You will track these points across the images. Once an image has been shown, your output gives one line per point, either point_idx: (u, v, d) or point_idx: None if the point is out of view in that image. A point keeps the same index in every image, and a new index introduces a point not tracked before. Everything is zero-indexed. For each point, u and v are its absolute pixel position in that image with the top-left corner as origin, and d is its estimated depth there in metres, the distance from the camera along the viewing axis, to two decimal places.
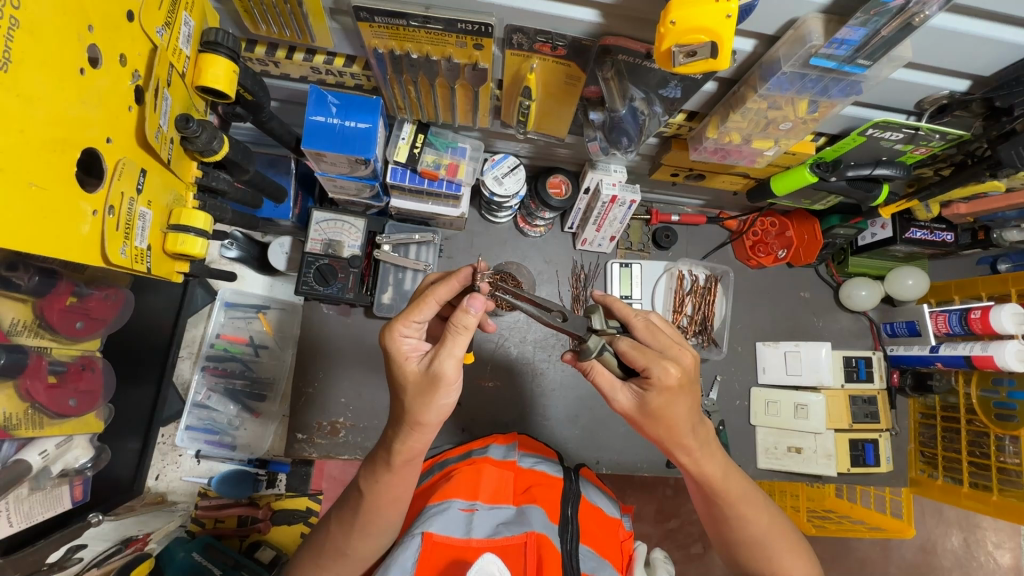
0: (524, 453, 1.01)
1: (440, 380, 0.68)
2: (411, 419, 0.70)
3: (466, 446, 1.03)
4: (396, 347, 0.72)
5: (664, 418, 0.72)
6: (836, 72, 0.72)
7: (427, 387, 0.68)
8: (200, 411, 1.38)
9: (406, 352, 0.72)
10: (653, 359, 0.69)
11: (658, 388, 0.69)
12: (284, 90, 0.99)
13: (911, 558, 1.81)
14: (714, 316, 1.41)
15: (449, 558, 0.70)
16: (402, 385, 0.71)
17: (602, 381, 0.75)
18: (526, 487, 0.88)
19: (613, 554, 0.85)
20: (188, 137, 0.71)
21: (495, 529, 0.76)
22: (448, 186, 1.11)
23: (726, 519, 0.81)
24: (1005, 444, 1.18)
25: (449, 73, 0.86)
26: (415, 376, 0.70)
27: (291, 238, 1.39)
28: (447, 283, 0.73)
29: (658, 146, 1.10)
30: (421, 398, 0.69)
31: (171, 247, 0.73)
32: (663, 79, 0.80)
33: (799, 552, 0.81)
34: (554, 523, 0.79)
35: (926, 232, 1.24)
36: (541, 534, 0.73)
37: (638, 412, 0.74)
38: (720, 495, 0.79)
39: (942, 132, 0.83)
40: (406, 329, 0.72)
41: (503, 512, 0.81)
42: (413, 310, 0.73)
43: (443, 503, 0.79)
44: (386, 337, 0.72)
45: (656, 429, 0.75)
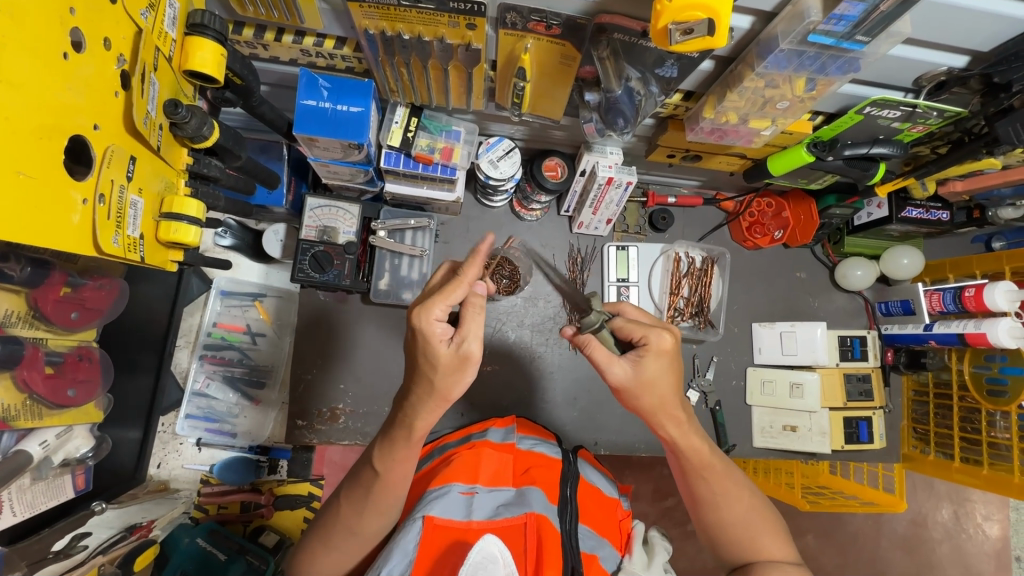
0: (522, 436, 1.02)
1: (471, 362, 0.68)
2: (439, 396, 0.70)
3: (466, 430, 1.04)
4: (428, 330, 0.67)
5: (656, 389, 0.73)
6: (835, 48, 0.71)
7: (458, 367, 0.68)
8: (199, 400, 1.41)
9: (439, 337, 0.67)
10: (651, 329, 0.74)
11: (655, 354, 0.73)
12: (274, 74, 0.97)
13: (902, 530, 1.86)
14: (711, 298, 1.40)
15: (450, 541, 0.71)
16: (428, 364, 0.68)
17: (598, 354, 0.74)
18: (525, 470, 0.89)
19: (612, 533, 0.87)
20: (177, 123, 0.69)
21: (495, 510, 0.77)
22: (442, 170, 1.10)
23: (709, 498, 0.82)
24: (997, 420, 1.21)
25: (441, 54, 0.84)
26: (446, 359, 0.67)
27: (285, 225, 1.38)
28: (476, 262, 0.70)
29: (654, 127, 1.09)
30: (453, 377, 0.69)
31: (164, 235, 0.72)
32: (659, 58, 0.79)
33: (783, 538, 0.82)
34: (553, 503, 0.80)
35: (921, 211, 1.24)
36: (540, 515, 0.75)
37: (634, 384, 0.73)
38: (700, 474, 0.81)
39: (941, 109, 0.83)
40: (441, 312, 0.67)
41: (503, 495, 0.82)
42: (449, 290, 0.67)
43: (443, 487, 0.79)
44: (418, 316, 0.67)
45: (648, 400, 0.75)
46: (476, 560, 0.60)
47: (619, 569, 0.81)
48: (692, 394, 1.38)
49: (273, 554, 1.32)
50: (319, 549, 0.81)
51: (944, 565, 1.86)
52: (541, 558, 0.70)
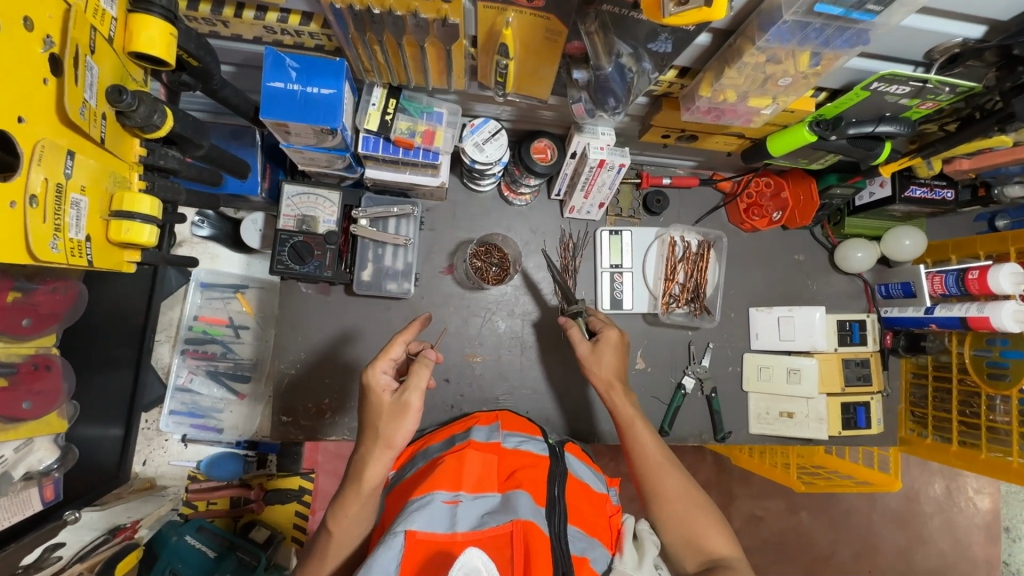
0: (508, 433, 0.99)
1: (407, 407, 0.81)
2: (383, 442, 0.80)
3: (449, 432, 1.02)
4: (374, 381, 0.85)
5: (605, 363, 1.05)
6: (843, 19, 0.65)
7: (397, 412, 0.81)
8: (183, 395, 1.38)
9: (382, 386, 0.85)
10: (605, 325, 1.11)
11: (606, 342, 1.07)
12: (237, 53, 0.90)
13: (896, 506, 1.88)
14: (707, 283, 1.36)
15: (434, 553, 0.68)
16: (372, 414, 0.83)
17: (574, 333, 1.11)
18: (511, 472, 0.85)
19: (603, 531, 0.85)
20: (124, 112, 0.63)
21: (480, 519, 0.74)
22: (425, 155, 1.04)
23: (646, 478, 0.93)
24: (996, 404, 1.19)
25: (416, 31, 0.78)
26: (386, 406, 0.82)
27: (263, 214, 1.31)
28: (412, 328, 0.94)
29: (648, 106, 1.03)
30: (394, 423, 0.81)
31: (115, 235, 0.66)
32: (652, 32, 0.73)
33: (721, 531, 0.87)
34: (541, 506, 0.78)
35: (926, 189, 1.19)
36: (527, 521, 0.72)
37: (586, 360, 1.08)
38: (640, 455, 0.96)
39: (952, 84, 0.78)
40: (384, 365, 0.87)
41: (488, 501, 0.78)
42: (389, 349, 0.89)
43: (425, 497, 0.76)
44: (366, 373, 0.86)
45: (597, 376, 1.06)
46: (458, 574, 0.56)
47: (610, 568, 0.79)
48: (688, 380, 1.34)
49: (265, 549, 1.31)
50: None
51: (935, 539, 1.88)
52: (530, 566, 0.67)
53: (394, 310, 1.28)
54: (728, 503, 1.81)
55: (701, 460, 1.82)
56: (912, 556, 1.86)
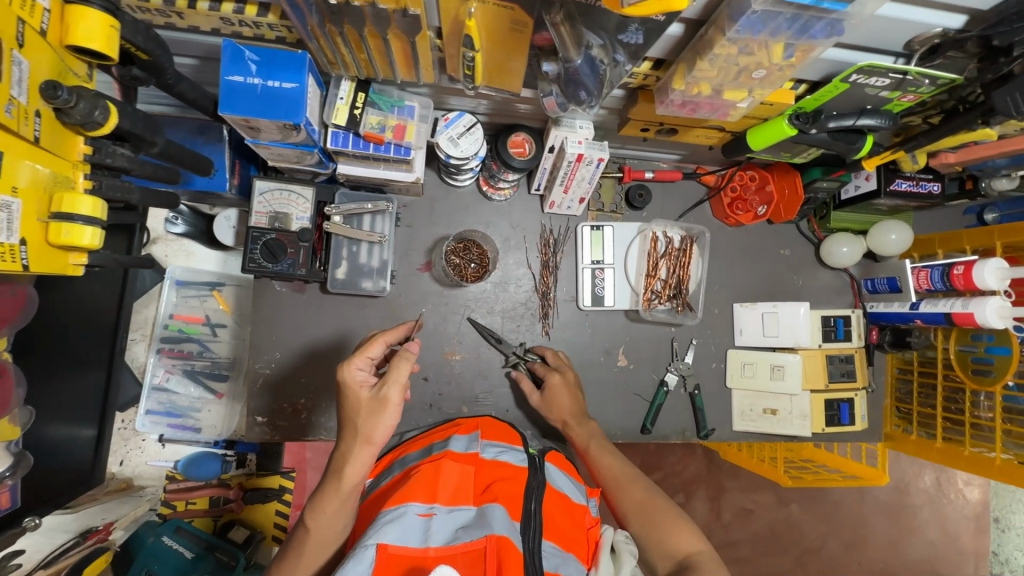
0: (487, 443, 0.98)
1: (387, 401, 0.79)
2: (362, 438, 0.78)
3: (427, 441, 1.01)
4: (349, 377, 0.82)
5: (554, 407, 1.16)
6: (815, 9, 0.62)
7: (375, 408, 0.79)
8: (160, 395, 1.36)
9: (358, 382, 0.82)
10: (548, 372, 1.19)
11: (549, 388, 1.17)
12: (197, 46, 0.87)
13: (885, 498, 1.88)
14: (689, 279, 1.34)
15: (406, 568, 0.67)
16: (351, 410, 0.80)
17: (525, 384, 1.21)
18: (487, 485, 0.84)
19: (578, 546, 0.83)
20: (62, 109, 0.60)
21: (454, 534, 0.72)
22: (396, 151, 1.01)
23: (611, 492, 0.98)
24: (980, 400, 1.18)
25: (377, 23, 0.75)
26: (364, 401, 0.80)
27: (237, 210, 1.29)
28: (395, 330, 0.95)
29: (624, 99, 1.00)
30: (372, 419, 0.78)
31: (53, 238, 0.63)
32: (621, 23, 0.71)
33: (690, 532, 0.87)
34: (516, 521, 0.76)
35: (911, 183, 1.18)
36: (502, 537, 0.70)
37: (541, 406, 1.18)
38: (602, 473, 1.02)
39: (933, 76, 0.75)
40: (361, 362, 0.85)
41: (463, 514, 0.77)
42: (367, 348, 0.88)
43: (398, 508, 0.75)
44: (341, 369, 0.84)
45: (553, 415, 1.17)
46: None
47: None
48: (670, 377, 1.33)
49: (244, 549, 1.29)
50: None
51: (924, 530, 1.88)
52: None
53: (371, 308, 1.26)
54: (716, 497, 1.81)
55: (689, 455, 1.81)
56: (901, 547, 1.86)
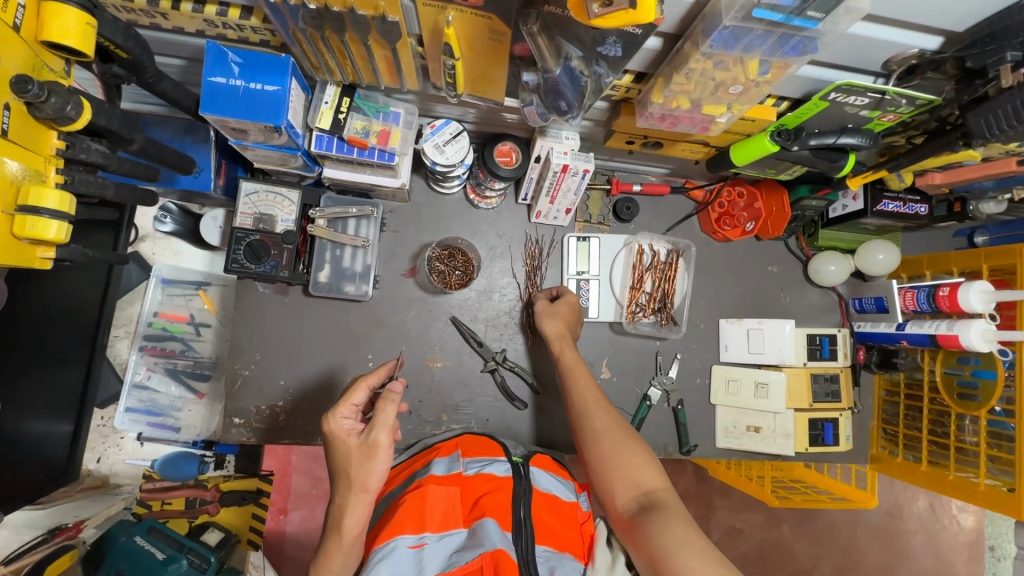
0: (470, 460, 0.95)
1: (376, 446, 0.77)
2: (357, 486, 0.77)
3: (410, 470, 0.98)
4: (336, 427, 0.81)
5: (555, 317, 1.16)
6: (785, 26, 0.63)
7: (367, 455, 0.77)
8: (140, 393, 1.36)
9: (346, 430, 0.81)
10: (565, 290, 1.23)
11: (565, 301, 1.19)
12: (182, 47, 0.87)
13: (878, 522, 1.85)
14: (675, 292, 1.33)
15: None
16: (342, 459, 0.79)
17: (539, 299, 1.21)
18: (475, 501, 0.83)
19: (573, 543, 0.83)
20: (33, 103, 0.61)
21: (449, 560, 0.72)
22: (380, 156, 1.02)
23: (579, 417, 0.98)
24: (966, 424, 1.17)
25: (357, 29, 0.76)
26: (356, 449, 0.78)
27: (224, 210, 1.30)
28: (378, 371, 0.91)
29: (608, 110, 1.00)
30: (365, 465, 0.77)
31: (19, 231, 0.64)
32: (600, 35, 0.71)
33: (657, 468, 0.87)
34: (507, 531, 0.77)
35: (898, 203, 1.17)
36: (496, 551, 0.70)
37: (542, 311, 1.18)
38: (577, 397, 1.01)
39: (910, 96, 0.75)
40: (345, 410, 0.83)
41: (455, 538, 0.77)
42: (350, 395, 0.86)
43: (388, 544, 0.73)
44: (327, 419, 0.82)
45: (549, 323, 1.16)
46: None
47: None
48: (653, 391, 1.32)
49: (217, 552, 1.26)
50: None
51: (918, 556, 1.85)
52: None
53: (353, 314, 1.26)
54: (706, 516, 1.78)
55: (679, 472, 1.79)
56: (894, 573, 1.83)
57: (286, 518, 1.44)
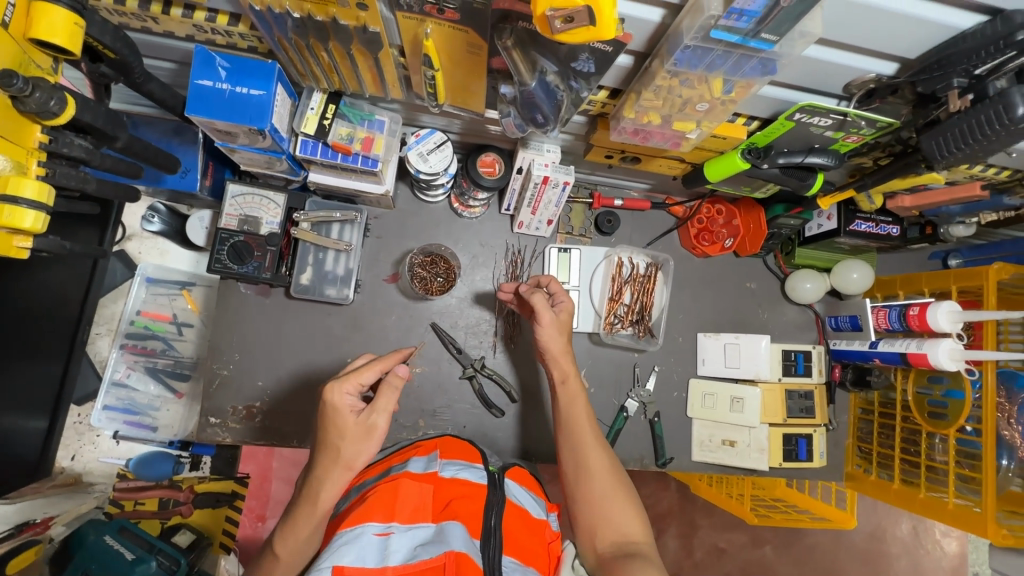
0: (447, 462, 0.94)
1: (374, 430, 0.79)
2: (343, 463, 0.78)
3: (385, 464, 0.95)
4: (337, 401, 0.79)
5: (552, 333, 1.04)
6: (743, 47, 0.66)
7: (363, 435, 0.79)
8: (118, 390, 1.37)
9: (346, 407, 0.79)
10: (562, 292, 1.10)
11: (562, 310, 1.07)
12: (172, 51, 0.90)
13: (860, 544, 1.85)
14: (653, 306, 1.36)
15: None
16: (335, 434, 0.78)
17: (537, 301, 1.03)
18: (447, 502, 0.81)
19: (540, 560, 0.84)
20: (17, 97, 0.63)
21: (412, 552, 0.71)
22: (363, 162, 1.04)
23: (572, 450, 0.95)
24: (935, 443, 1.18)
25: (341, 37, 0.79)
26: (353, 428, 0.78)
27: (211, 212, 1.32)
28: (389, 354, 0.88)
29: (587, 125, 1.03)
30: (359, 445, 0.78)
31: None
32: (572, 51, 0.74)
33: (640, 517, 0.90)
34: (475, 538, 0.76)
35: (870, 224, 1.20)
36: (461, 553, 0.69)
37: (546, 322, 1.03)
38: (572, 426, 0.98)
39: (870, 119, 0.78)
40: (349, 386, 0.80)
41: (422, 532, 0.75)
42: (359, 371, 0.82)
43: (355, 529, 0.73)
44: (330, 391, 0.79)
45: (548, 337, 1.04)
46: None
47: None
48: (630, 403, 1.33)
49: (188, 554, 1.25)
50: None
51: None
52: None
53: (335, 317, 1.27)
54: (687, 535, 1.78)
55: (661, 488, 1.79)
56: None
57: (265, 524, 1.43)
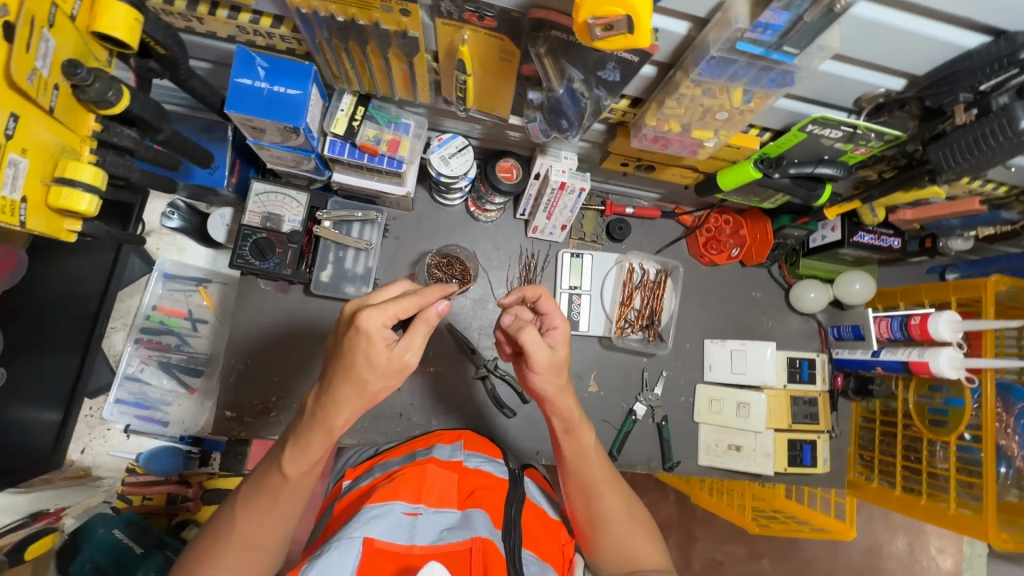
0: (470, 453, 0.97)
1: (407, 369, 0.65)
2: (365, 396, 0.66)
3: (411, 447, 0.99)
4: (369, 331, 0.62)
5: (553, 376, 0.83)
6: (765, 59, 0.70)
7: (394, 373, 0.65)
8: (131, 384, 1.37)
9: (380, 340, 0.63)
10: (556, 313, 0.86)
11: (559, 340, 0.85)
12: (212, 51, 0.94)
13: (856, 558, 1.87)
14: (663, 310, 1.39)
15: (390, 565, 0.67)
16: (360, 364, 0.63)
17: (528, 337, 0.80)
18: (470, 491, 0.84)
19: (555, 558, 0.85)
20: (79, 86, 0.67)
21: (439, 534, 0.73)
22: (389, 163, 1.07)
23: (585, 495, 0.89)
24: (936, 450, 1.21)
25: (379, 40, 0.82)
26: (383, 364, 0.63)
27: (232, 210, 1.34)
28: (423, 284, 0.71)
29: (605, 133, 1.08)
30: (386, 381, 0.65)
31: (53, 201, 0.68)
32: (599, 60, 0.78)
33: (659, 548, 0.89)
34: (498, 528, 0.77)
35: (874, 236, 1.25)
36: (486, 539, 0.71)
37: (544, 365, 0.81)
38: (582, 473, 0.89)
39: (879, 131, 0.83)
40: (382, 316, 0.63)
41: (447, 516, 0.77)
42: (394, 300, 0.64)
43: (384, 505, 0.76)
44: (361, 319, 0.62)
45: (547, 379, 0.83)
46: None
47: None
48: (639, 407, 1.35)
49: None
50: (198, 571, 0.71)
51: None
52: None
53: None
54: (687, 545, 1.79)
55: (662, 497, 1.81)
56: None
57: None
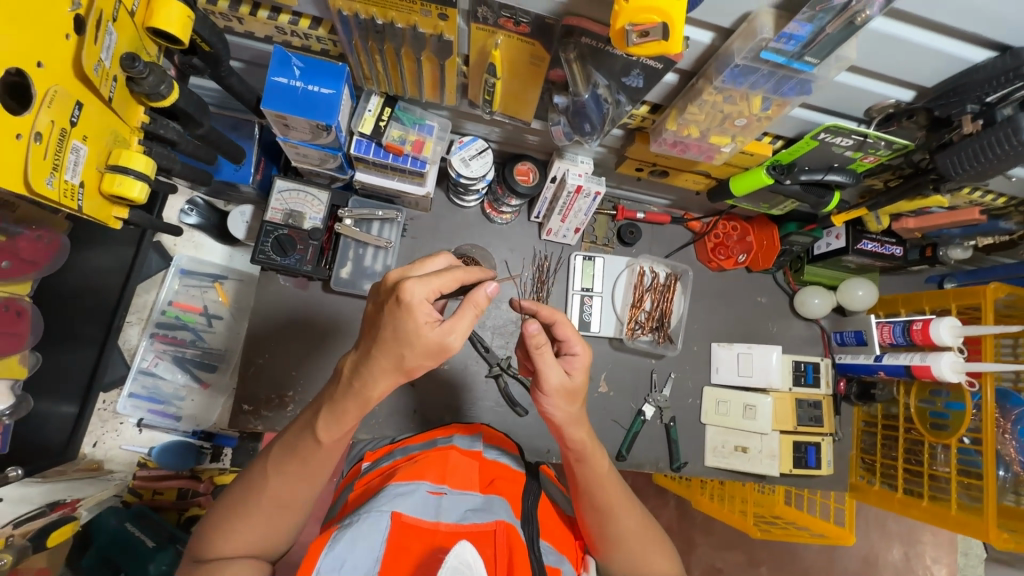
0: (489, 445, 0.99)
1: (448, 349, 0.67)
2: (403, 370, 0.68)
3: (430, 435, 1.01)
4: (414, 305, 0.64)
5: (565, 402, 0.81)
6: (787, 68, 0.73)
7: (434, 350, 0.67)
8: (145, 378, 1.38)
9: (423, 316, 0.65)
10: (573, 337, 0.82)
11: (574, 366, 0.83)
12: (248, 50, 0.97)
13: (854, 567, 1.89)
14: (671, 313, 1.42)
15: (417, 542, 0.69)
16: (402, 337, 0.65)
17: (544, 356, 0.77)
18: (492, 479, 0.86)
19: (569, 548, 0.88)
20: (135, 79, 0.71)
21: (463, 514, 0.75)
22: (413, 162, 1.10)
23: (601, 517, 0.88)
24: (937, 453, 1.24)
25: (414, 44, 0.86)
26: (424, 339, 0.65)
27: (252, 207, 1.35)
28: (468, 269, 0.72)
29: (622, 139, 1.12)
30: (425, 358, 0.67)
31: (108, 186, 0.73)
32: (626, 67, 0.81)
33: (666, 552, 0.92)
34: (517, 515, 0.79)
35: (877, 244, 1.29)
36: (510, 523, 0.73)
37: (556, 388, 0.79)
38: (598, 496, 0.87)
39: (888, 140, 0.87)
40: (428, 291, 0.65)
41: (471, 499, 0.79)
42: (442, 277, 0.66)
43: (410, 484, 0.78)
44: (407, 291, 0.63)
45: (558, 404, 0.81)
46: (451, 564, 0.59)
47: None
48: (648, 408, 1.37)
49: None
50: (231, 522, 0.75)
51: None
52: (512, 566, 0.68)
53: None
54: (688, 550, 1.80)
55: (664, 502, 1.83)
56: None
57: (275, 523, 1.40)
